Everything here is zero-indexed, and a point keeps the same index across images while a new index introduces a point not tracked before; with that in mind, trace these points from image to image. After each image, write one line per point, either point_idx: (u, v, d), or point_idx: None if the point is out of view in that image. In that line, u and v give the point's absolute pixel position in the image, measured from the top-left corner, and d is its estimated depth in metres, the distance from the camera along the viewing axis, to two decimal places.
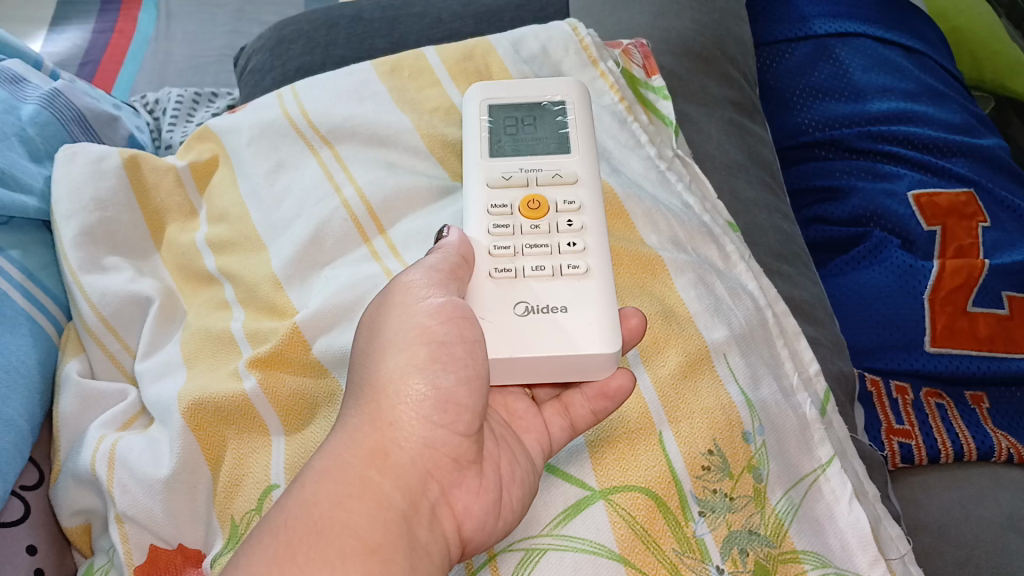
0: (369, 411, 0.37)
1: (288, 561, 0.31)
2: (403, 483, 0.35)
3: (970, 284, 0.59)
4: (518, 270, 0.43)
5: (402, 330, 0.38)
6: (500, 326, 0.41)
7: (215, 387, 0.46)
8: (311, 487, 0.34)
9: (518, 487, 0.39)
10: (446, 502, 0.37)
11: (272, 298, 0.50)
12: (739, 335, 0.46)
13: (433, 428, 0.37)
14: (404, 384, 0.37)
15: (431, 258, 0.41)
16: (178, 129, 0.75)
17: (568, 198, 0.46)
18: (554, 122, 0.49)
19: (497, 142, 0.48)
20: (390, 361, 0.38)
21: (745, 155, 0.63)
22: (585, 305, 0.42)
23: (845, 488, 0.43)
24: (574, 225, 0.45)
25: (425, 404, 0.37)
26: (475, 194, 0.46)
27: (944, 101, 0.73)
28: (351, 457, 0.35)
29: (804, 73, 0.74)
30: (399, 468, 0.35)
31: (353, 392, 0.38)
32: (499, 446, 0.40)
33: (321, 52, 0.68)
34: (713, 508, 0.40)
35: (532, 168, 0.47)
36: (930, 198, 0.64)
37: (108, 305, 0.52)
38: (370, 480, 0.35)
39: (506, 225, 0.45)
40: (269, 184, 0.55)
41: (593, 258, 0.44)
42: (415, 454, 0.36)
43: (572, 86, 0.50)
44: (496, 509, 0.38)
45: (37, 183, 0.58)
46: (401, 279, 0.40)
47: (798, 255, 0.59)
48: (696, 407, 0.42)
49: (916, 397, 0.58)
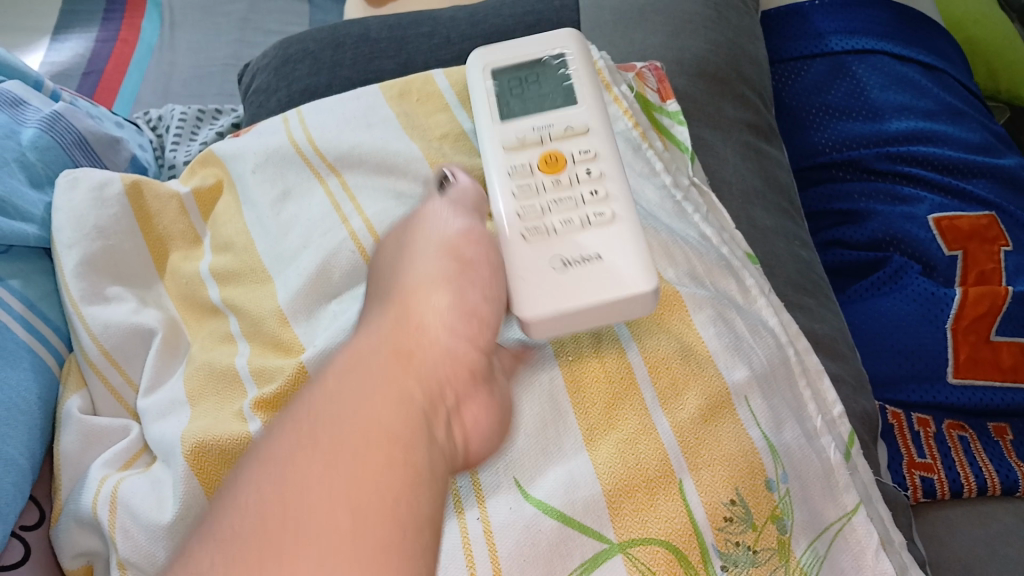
0: (399, 314, 0.41)
1: (310, 440, 0.34)
2: (424, 381, 0.38)
3: (992, 312, 0.57)
4: (549, 227, 0.43)
5: (429, 242, 0.44)
6: (543, 282, 0.41)
7: (218, 428, 0.45)
8: (335, 381, 0.37)
9: (520, 404, 0.42)
10: (458, 413, 0.39)
11: (277, 334, 0.48)
12: (760, 375, 0.44)
13: (456, 337, 0.41)
14: (431, 295, 0.42)
15: (455, 194, 0.47)
16: (181, 149, 0.73)
17: (583, 147, 0.45)
18: (557, 76, 0.48)
19: (504, 105, 0.48)
20: (422, 266, 0.43)
21: (762, 180, 0.61)
22: (618, 254, 0.42)
23: (872, 539, 0.42)
24: (593, 173, 0.44)
25: (450, 315, 0.41)
26: (493, 165, 0.46)
27: (963, 119, 0.71)
28: (378, 357, 0.38)
29: (820, 91, 0.73)
30: (422, 369, 0.39)
31: (383, 294, 0.43)
32: (506, 379, 0.43)
33: (327, 73, 0.67)
34: (736, 562, 0.39)
35: (543, 122, 0.46)
36: (951, 222, 0.63)
37: (110, 338, 0.51)
38: (393, 379, 0.37)
39: (529, 184, 0.44)
40: (275, 215, 0.54)
41: (618, 201, 0.43)
42: (437, 359, 0.40)
43: (567, 35, 0.49)
44: (500, 424, 0.41)
45: (38, 210, 0.56)
46: (428, 207, 0.47)
47: (817, 286, 0.57)
48: (717, 452, 0.41)
49: (938, 430, 0.56)
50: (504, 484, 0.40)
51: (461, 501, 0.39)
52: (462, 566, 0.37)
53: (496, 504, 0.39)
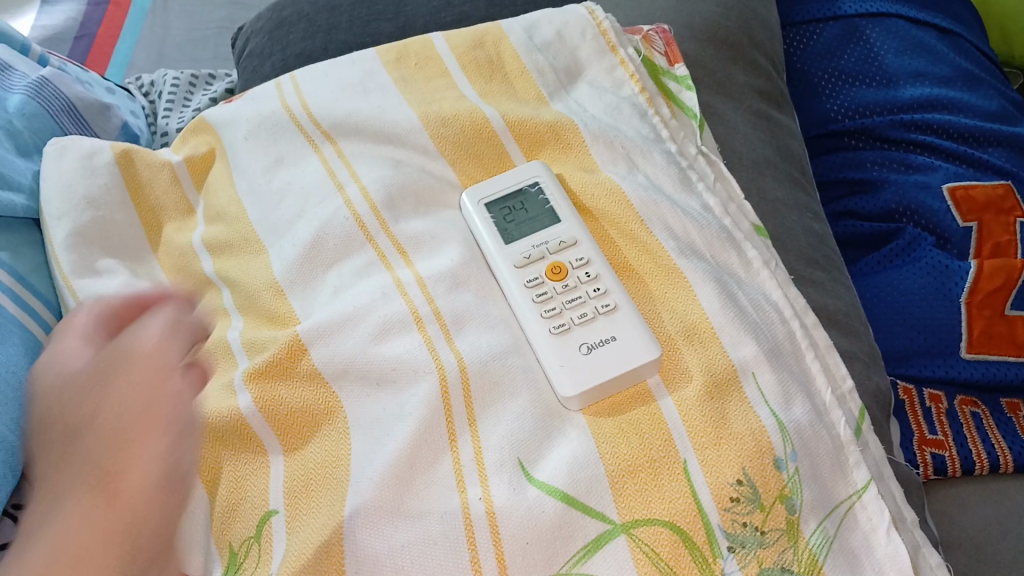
0: (104, 461, 0.44)
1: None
2: (154, 526, 0.42)
3: (1008, 287, 0.56)
4: (569, 321, 0.43)
5: (121, 385, 0.46)
6: (568, 368, 0.42)
7: (209, 404, 0.44)
8: (62, 534, 0.41)
9: (188, 452, 0.44)
10: (169, 529, 0.42)
11: (272, 307, 0.47)
12: (769, 350, 0.43)
13: (168, 476, 0.43)
14: (154, 441, 0.44)
15: (157, 316, 0.49)
16: (174, 115, 0.71)
17: (578, 257, 0.46)
18: (539, 202, 0.48)
19: (502, 235, 0.47)
20: (114, 397, 0.46)
21: (774, 149, 0.59)
22: (632, 333, 0.42)
23: (882, 517, 0.40)
24: (595, 277, 0.45)
25: (160, 472, 0.43)
26: (505, 283, 0.45)
27: (980, 87, 0.69)
28: (94, 515, 0.42)
29: (832, 55, 0.71)
30: (130, 507, 0.42)
31: (98, 432, 0.45)
32: (174, 412, 0.45)
33: (322, 37, 0.65)
34: (742, 543, 0.38)
35: (539, 241, 0.46)
36: (966, 192, 0.61)
37: (99, 312, 0.49)
38: (126, 534, 0.41)
39: (545, 300, 0.44)
40: (267, 181, 0.52)
41: (618, 291, 0.44)
42: (146, 500, 0.42)
43: (531, 164, 0.49)
44: (180, 477, 0.43)
45: (25, 179, 0.54)
46: (138, 338, 0.48)
47: (830, 259, 0.56)
48: (724, 432, 0.40)
49: (950, 406, 0.55)
50: (507, 462, 0.39)
51: (464, 478, 0.39)
52: (463, 548, 0.37)
53: (498, 483, 0.39)
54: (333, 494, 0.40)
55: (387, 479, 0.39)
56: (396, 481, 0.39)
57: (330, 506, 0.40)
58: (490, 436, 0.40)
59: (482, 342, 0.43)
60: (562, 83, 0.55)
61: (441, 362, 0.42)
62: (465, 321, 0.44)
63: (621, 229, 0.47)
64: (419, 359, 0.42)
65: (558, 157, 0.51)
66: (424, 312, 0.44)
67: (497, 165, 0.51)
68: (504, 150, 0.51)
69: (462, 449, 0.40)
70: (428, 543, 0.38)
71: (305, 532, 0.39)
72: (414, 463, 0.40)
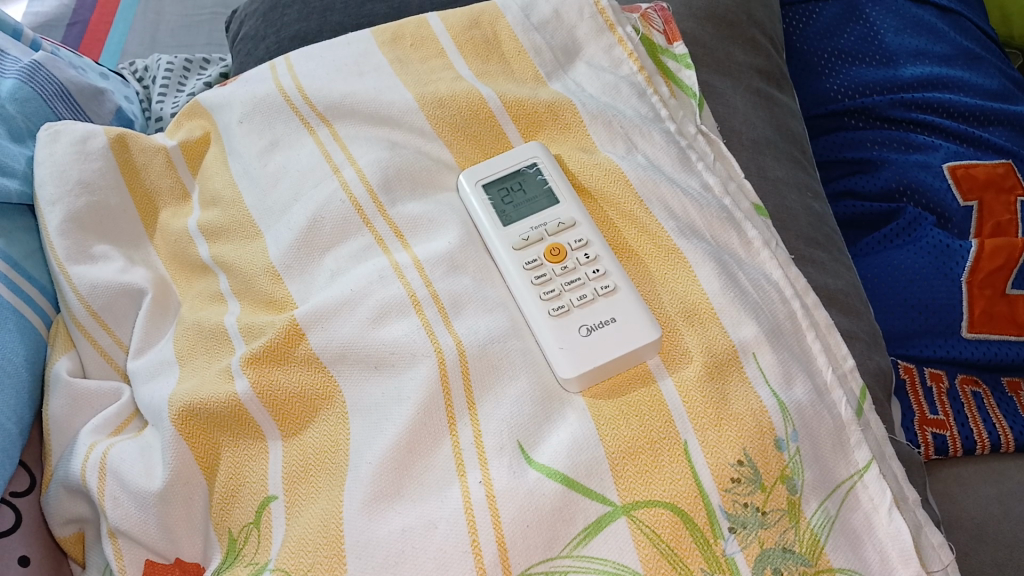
0: None
1: None
2: None
3: (1009, 265, 0.56)
4: (568, 303, 0.43)
5: None
6: (569, 348, 0.42)
7: (205, 389, 0.43)
8: None
9: None
10: None
11: (270, 291, 0.46)
12: (771, 330, 0.42)
13: None
14: None
15: (89, 383, 0.48)
16: (169, 100, 0.71)
17: (578, 238, 0.45)
18: (538, 183, 0.48)
19: (501, 215, 0.47)
20: None
21: (774, 128, 0.59)
22: (631, 314, 0.42)
23: (884, 496, 0.40)
24: (595, 258, 0.44)
25: None
26: (503, 265, 0.45)
27: (980, 64, 0.70)
28: None
29: (832, 35, 0.71)
30: None
31: None
32: None
33: (317, 18, 0.65)
34: (744, 524, 0.38)
35: (537, 223, 0.46)
36: (966, 170, 0.61)
37: (98, 298, 0.49)
38: None
39: (546, 282, 0.44)
40: (262, 165, 0.51)
41: (617, 272, 0.44)
42: None
43: (532, 146, 0.49)
44: None
45: (19, 164, 0.53)
46: (81, 391, 0.47)
47: (830, 238, 0.55)
48: (725, 412, 0.40)
49: (951, 386, 0.55)
50: (507, 446, 0.39)
51: (462, 463, 0.39)
52: (463, 532, 0.37)
53: (498, 466, 0.38)
54: (331, 479, 0.40)
55: (385, 465, 0.39)
56: (395, 466, 0.39)
57: (329, 491, 0.40)
58: (489, 420, 0.40)
59: (480, 325, 0.42)
60: (560, 63, 0.54)
61: (439, 345, 0.41)
62: (463, 304, 0.43)
63: (619, 210, 0.47)
64: (417, 342, 0.42)
65: (557, 138, 0.51)
66: (422, 296, 0.43)
67: (495, 147, 0.51)
68: (502, 132, 0.51)
69: (461, 433, 0.40)
70: (427, 529, 0.37)
71: (304, 516, 0.40)
72: (413, 448, 0.40)
